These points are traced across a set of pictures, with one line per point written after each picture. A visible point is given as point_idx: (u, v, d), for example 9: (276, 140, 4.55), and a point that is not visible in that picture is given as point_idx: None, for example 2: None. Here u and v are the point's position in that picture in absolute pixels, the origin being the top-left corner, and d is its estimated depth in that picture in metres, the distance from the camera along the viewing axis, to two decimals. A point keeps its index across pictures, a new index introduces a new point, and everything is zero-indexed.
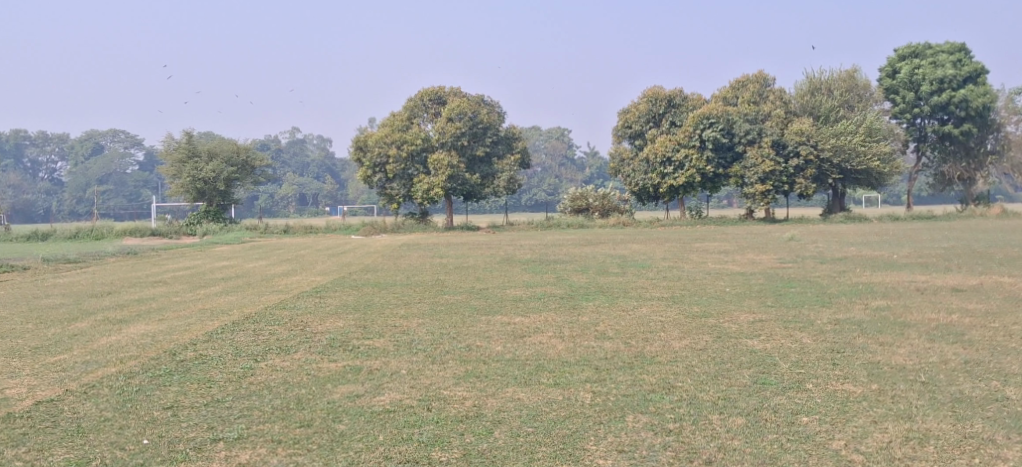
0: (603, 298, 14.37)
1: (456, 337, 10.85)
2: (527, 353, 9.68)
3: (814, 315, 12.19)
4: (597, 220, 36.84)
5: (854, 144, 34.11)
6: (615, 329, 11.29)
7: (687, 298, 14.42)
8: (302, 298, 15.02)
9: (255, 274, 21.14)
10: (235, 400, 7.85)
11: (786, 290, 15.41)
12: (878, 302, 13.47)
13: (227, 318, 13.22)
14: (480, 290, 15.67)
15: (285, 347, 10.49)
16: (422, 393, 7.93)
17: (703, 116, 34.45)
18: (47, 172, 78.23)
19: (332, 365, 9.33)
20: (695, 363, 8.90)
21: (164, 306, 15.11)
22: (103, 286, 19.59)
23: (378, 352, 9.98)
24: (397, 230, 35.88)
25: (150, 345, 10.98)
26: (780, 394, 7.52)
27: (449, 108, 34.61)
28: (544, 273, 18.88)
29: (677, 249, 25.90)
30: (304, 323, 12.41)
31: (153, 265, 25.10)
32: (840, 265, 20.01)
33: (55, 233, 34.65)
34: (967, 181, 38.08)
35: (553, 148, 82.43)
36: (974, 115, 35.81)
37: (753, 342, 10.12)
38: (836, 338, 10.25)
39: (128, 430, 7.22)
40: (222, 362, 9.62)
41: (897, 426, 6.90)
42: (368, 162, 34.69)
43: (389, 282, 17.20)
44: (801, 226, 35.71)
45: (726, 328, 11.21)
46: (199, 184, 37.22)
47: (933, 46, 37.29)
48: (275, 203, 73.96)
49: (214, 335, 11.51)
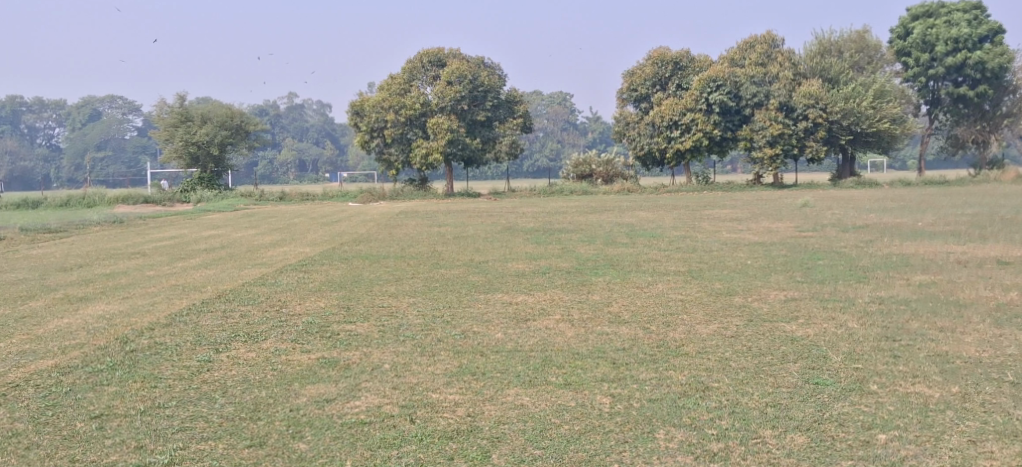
0: (613, 273, 13.04)
1: (450, 321, 9.51)
2: (530, 343, 8.35)
3: (853, 292, 10.87)
4: (600, 186, 35.41)
5: (865, 107, 32.56)
6: (632, 310, 9.93)
7: (706, 273, 13.05)
8: (284, 273, 13.65)
9: (241, 244, 19.80)
10: (179, 406, 6.59)
11: (813, 262, 14.05)
12: (922, 277, 12.12)
13: (197, 297, 11.86)
14: (478, 263, 14.33)
15: (252, 333, 9.14)
16: (406, 396, 6.63)
17: (709, 79, 32.94)
18: (44, 138, 76.49)
19: (303, 358, 7.98)
20: (730, 356, 7.55)
21: (134, 282, 13.75)
22: (77, 258, 18.16)
23: (360, 340, 8.66)
24: (397, 197, 34.49)
25: (104, 330, 9.64)
26: (843, 400, 6.20)
27: (448, 71, 32.87)
28: (549, 243, 17.52)
29: (687, 216, 24.47)
30: (281, 303, 11.05)
31: (137, 234, 23.72)
32: (866, 234, 18.62)
33: (42, 200, 33.19)
34: (981, 144, 36.57)
35: (555, 113, 80.76)
36: (990, 77, 34.14)
37: (791, 327, 8.77)
38: (887, 323, 8.90)
39: (34, 452, 5.98)
40: (176, 354, 8.29)
41: (1001, 450, 5.61)
42: (364, 127, 33.26)
43: (382, 254, 15.88)
44: (810, 191, 34.28)
45: (757, 309, 9.86)
46: (193, 148, 35.74)
47: (948, 4, 35.41)
48: (274, 169, 72.36)
49: (177, 318, 10.14)
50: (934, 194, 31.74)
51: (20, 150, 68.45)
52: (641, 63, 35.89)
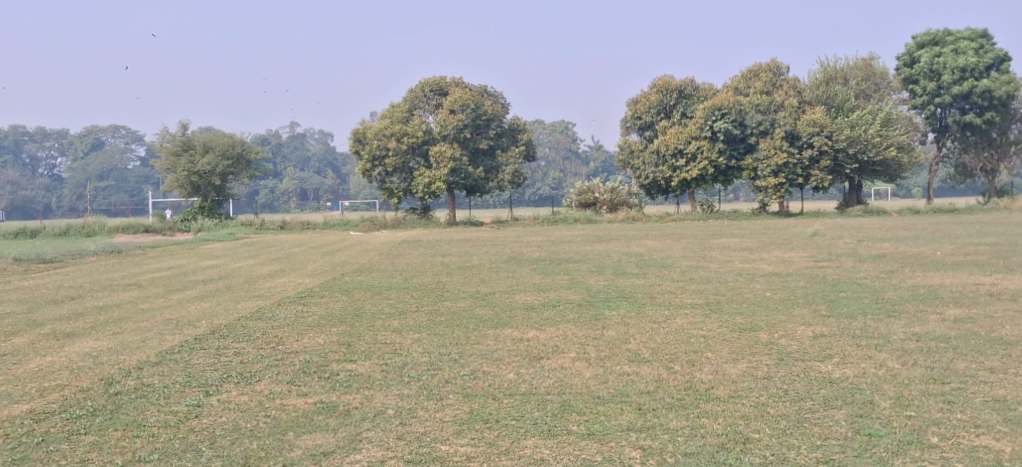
0: (626, 307, 12.41)
1: (458, 360, 8.88)
2: (545, 385, 7.71)
3: (885, 328, 10.21)
4: (605, 215, 34.82)
5: (872, 135, 31.92)
6: (651, 348, 9.28)
7: (725, 307, 12.40)
8: (282, 306, 13.01)
9: (239, 275, 19.15)
10: (162, 460, 6.26)
11: (836, 294, 13.41)
12: (955, 311, 11.47)
13: (190, 333, 11.22)
14: (485, 295, 13.68)
15: (244, 374, 8.49)
16: (413, 448, 6.34)
17: (714, 107, 32.44)
18: (46, 168, 75.99)
19: (300, 402, 7.37)
20: (765, 401, 6.91)
21: (125, 316, 13.08)
22: (68, 290, 17.51)
23: (361, 381, 8.04)
24: (399, 225, 33.90)
25: (87, 370, 8.98)
26: (902, 456, 6.06)
27: (450, 100, 32.34)
28: (556, 274, 16.85)
29: (696, 246, 23.88)
30: (277, 340, 10.41)
31: (133, 265, 23.12)
32: (884, 263, 17.96)
33: (40, 230, 32.55)
34: (989, 172, 35.92)
35: (556, 142, 80.49)
36: (997, 104, 33.52)
37: (826, 367, 8.13)
38: (929, 362, 8.25)
39: None
40: (163, 396, 7.66)
41: None
42: (366, 155, 32.71)
43: (384, 285, 15.23)
44: (818, 220, 33.67)
45: (786, 346, 9.20)
46: (194, 178, 35.17)
47: (955, 32, 34.85)
48: (276, 198, 71.71)
49: (167, 356, 9.48)
50: (945, 222, 31.16)
51: (22, 180, 67.94)
52: (646, 91, 35.31)
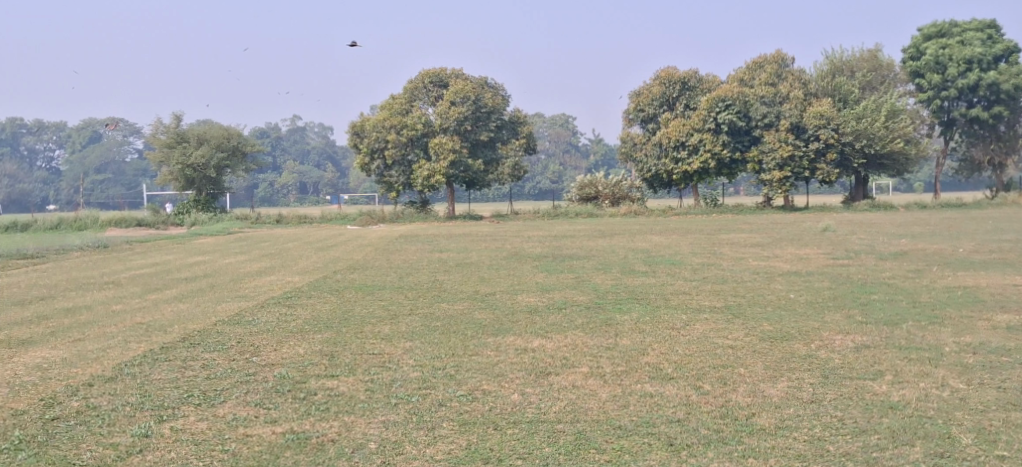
0: (640, 310, 11.26)
1: (454, 377, 7.76)
2: (556, 410, 6.62)
3: (931, 338, 9.08)
4: (607, 209, 33.65)
5: (878, 128, 30.74)
6: (674, 362, 8.15)
7: (749, 311, 11.21)
8: (265, 309, 11.82)
9: (225, 273, 17.99)
10: None
11: (865, 295, 12.32)
12: (1004, 317, 10.33)
13: (160, 339, 10.07)
14: (484, 296, 12.58)
15: (208, 392, 7.31)
16: None
17: (718, 99, 31.24)
18: (44, 161, 74.73)
19: (266, 432, 6.41)
20: (820, 435, 6.17)
21: (94, 319, 11.90)
22: (42, 289, 16.32)
23: (341, 402, 6.95)
24: (397, 219, 32.73)
25: (35, 387, 7.84)
26: None
27: (450, 92, 31.07)
28: (560, 273, 15.70)
29: (705, 242, 22.80)
30: (253, 350, 9.24)
31: (117, 261, 21.91)
32: (908, 262, 16.86)
33: (30, 224, 31.40)
34: (997, 166, 34.67)
35: (556, 136, 79.45)
36: (1005, 97, 32.32)
37: (881, 387, 7.03)
38: (1000, 382, 7.15)
39: None
40: (107, 423, 6.61)
41: None
42: (364, 147, 31.52)
43: (377, 284, 14.11)
44: (824, 215, 32.46)
45: (827, 360, 8.08)
46: (188, 171, 33.91)
47: (961, 23, 33.61)
48: (275, 192, 70.50)
49: (125, 370, 8.33)
50: (958, 216, 30.04)
51: (19, 173, 66.77)
52: (648, 83, 34.07)
